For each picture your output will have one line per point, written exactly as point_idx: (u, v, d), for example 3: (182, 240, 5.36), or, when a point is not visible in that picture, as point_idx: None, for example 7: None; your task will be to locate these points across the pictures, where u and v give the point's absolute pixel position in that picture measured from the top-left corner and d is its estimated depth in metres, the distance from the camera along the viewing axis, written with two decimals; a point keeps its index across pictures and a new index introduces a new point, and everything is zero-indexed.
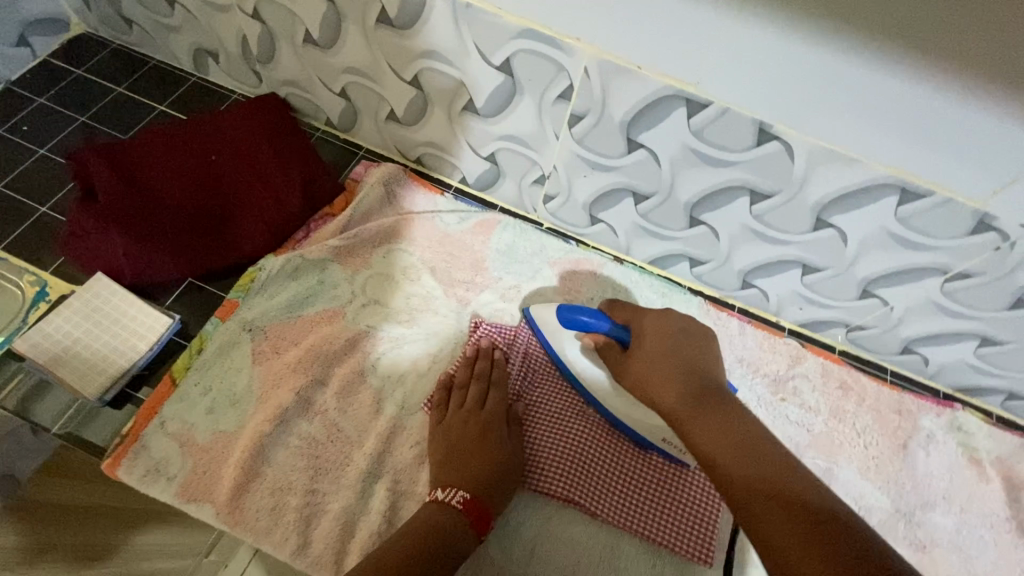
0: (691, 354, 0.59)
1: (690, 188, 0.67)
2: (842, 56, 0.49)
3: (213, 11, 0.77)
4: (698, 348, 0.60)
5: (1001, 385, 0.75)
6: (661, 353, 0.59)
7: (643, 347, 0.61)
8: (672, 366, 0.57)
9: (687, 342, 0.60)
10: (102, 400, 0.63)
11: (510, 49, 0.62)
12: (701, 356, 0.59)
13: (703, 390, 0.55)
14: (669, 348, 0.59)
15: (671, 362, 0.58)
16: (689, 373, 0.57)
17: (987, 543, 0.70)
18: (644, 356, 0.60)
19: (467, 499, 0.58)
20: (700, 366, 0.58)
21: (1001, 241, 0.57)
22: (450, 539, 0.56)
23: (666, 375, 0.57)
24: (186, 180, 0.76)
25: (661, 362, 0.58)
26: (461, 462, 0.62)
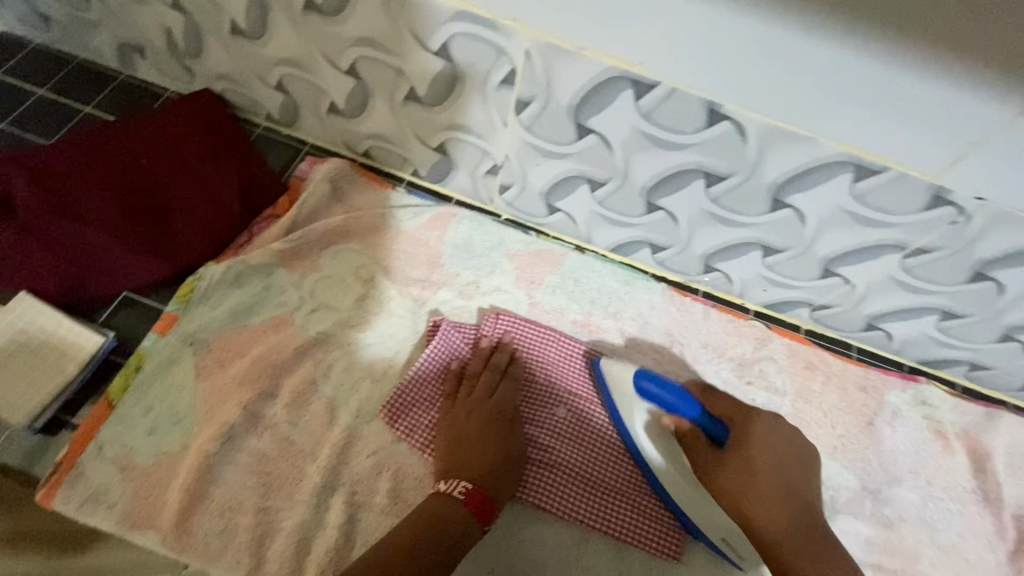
0: (795, 475, 0.60)
1: (645, 173, 0.64)
2: (789, 29, 0.47)
3: (132, 3, 0.72)
4: (793, 458, 0.61)
5: (964, 356, 0.75)
6: (765, 486, 0.58)
7: (752, 459, 0.60)
8: (779, 494, 0.59)
9: (792, 451, 0.62)
10: (32, 428, 0.59)
11: (446, 32, 0.58)
12: (795, 479, 0.60)
13: (806, 526, 0.57)
14: (773, 469, 0.60)
15: (771, 491, 0.58)
16: (790, 503, 0.58)
17: (953, 514, 0.70)
18: (748, 469, 0.59)
19: (469, 489, 0.58)
20: (803, 491, 0.60)
21: (957, 215, 0.56)
22: (450, 534, 0.55)
23: (772, 503, 0.58)
24: (115, 187, 0.70)
25: (774, 495, 0.58)
26: (461, 452, 0.62)
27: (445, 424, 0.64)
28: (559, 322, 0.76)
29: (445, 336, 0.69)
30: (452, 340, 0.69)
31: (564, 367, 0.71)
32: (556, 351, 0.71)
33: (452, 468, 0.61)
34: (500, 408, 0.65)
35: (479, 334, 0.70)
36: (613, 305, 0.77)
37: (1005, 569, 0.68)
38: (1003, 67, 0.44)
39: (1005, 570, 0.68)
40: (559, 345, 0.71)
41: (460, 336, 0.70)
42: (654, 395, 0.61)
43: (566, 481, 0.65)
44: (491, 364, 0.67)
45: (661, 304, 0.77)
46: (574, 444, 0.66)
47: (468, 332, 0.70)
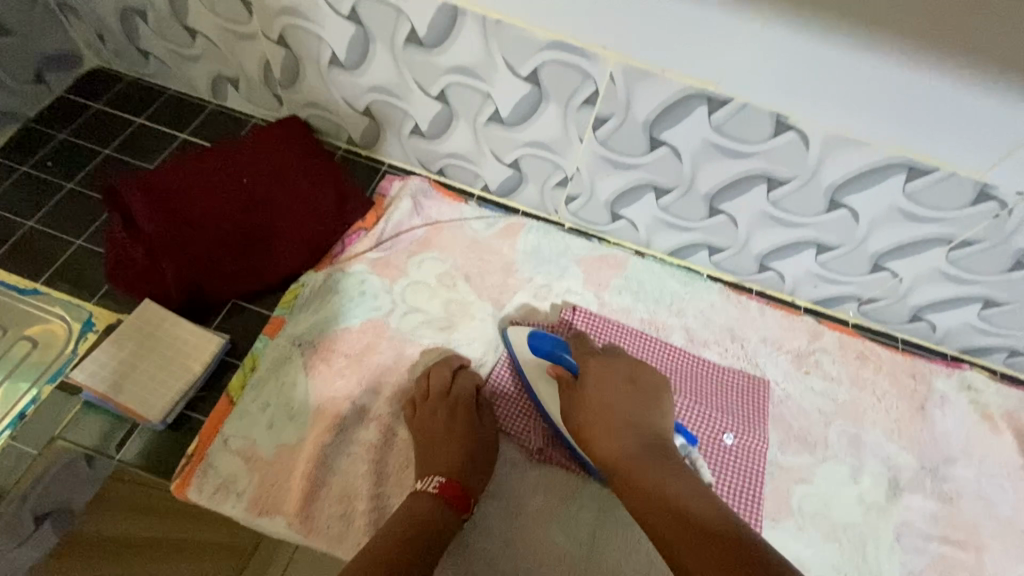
0: (639, 404, 0.63)
1: (710, 180, 0.72)
2: (856, 51, 0.54)
3: (236, 40, 0.79)
4: (645, 399, 0.64)
5: (1002, 343, 0.81)
6: (601, 406, 0.63)
7: (589, 390, 0.64)
8: (622, 419, 0.62)
9: (641, 391, 0.65)
10: (163, 424, 0.64)
11: (538, 60, 0.65)
12: (641, 410, 0.63)
13: (653, 445, 0.60)
14: (616, 405, 0.63)
15: (614, 414, 0.62)
16: (647, 434, 0.61)
17: (1006, 490, 0.75)
18: (603, 402, 0.63)
19: (443, 483, 0.61)
20: (645, 419, 0.62)
21: (999, 209, 0.63)
22: (441, 521, 0.59)
23: (608, 427, 0.61)
24: (222, 204, 0.76)
25: (629, 414, 0.62)
26: (431, 451, 0.65)
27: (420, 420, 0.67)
28: (626, 320, 0.82)
29: (525, 333, 0.76)
30: None
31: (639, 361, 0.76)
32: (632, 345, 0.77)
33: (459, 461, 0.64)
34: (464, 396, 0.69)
35: (555, 330, 0.77)
36: (675, 304, 0.83)
37: None
38: None
39: None
40: (634, 339, 0.78)
41: (538, 333, 0.77)
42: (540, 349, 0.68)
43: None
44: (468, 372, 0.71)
45: (719, 302, 0.83)
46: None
47: (545, 329, 0.77)
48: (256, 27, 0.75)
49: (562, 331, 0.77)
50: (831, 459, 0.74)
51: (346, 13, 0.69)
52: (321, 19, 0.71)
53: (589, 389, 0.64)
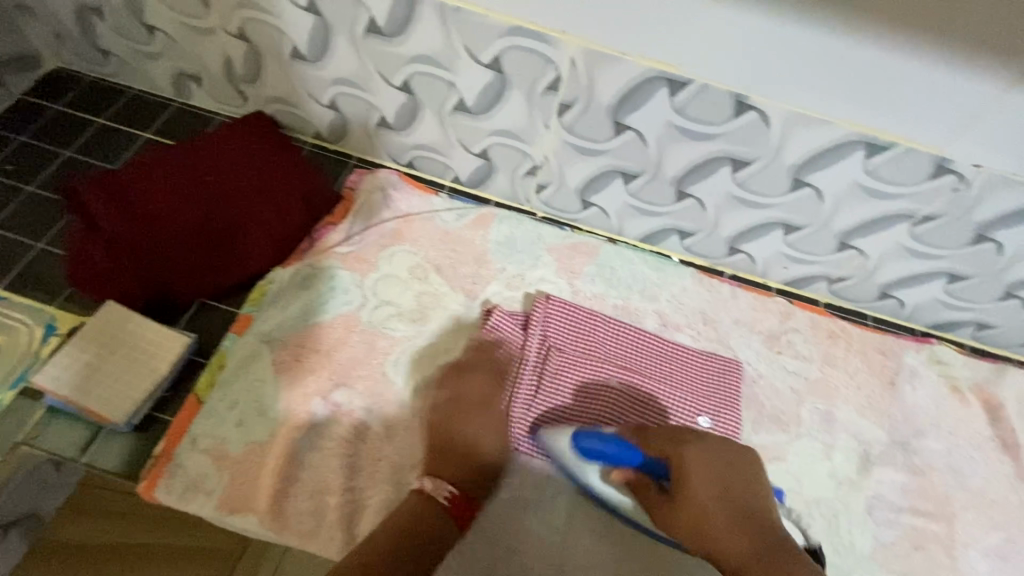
0: (741, 493, 0.55)
1: (676, 164, 0.72)
2: (810, 28, 0.54)
3: (195, 35, 0.78)
4: (744, 487, 0.56)
5: (969, 317, 0.82)
6: (711, 508, 0.54)
7: (686, 490, 0.55)
8: (732, 515, 0.53)
9: (736, 472, 0.56)
10: (129, 424, 0.63)
11: (499, 47, 0.65)
12: (747, 494, 0.55)
13: (775, 541, 0.51)
14: (719, 501, 0.54)
15: (728, 511, 0.53)
16: (767, 528, 0.52)
17: (976, 460, 0.77)
18: (701, 501, 0.54)
19: (453, 494, 0.61)
20: (755, 507, 0.54)
21: (958, 182, 0.63)
22: (434, 530, 0.59)
23: (726, 533, 0.52)
24: (186, 203, 0.74)
25: (738, 507, 0.54)
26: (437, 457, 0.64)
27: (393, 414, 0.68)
28: (600, 306, 0.82)
29: (498, 322, 0.75)
30: (506, 328, 0.75)
31: (615, 349, 0.76)
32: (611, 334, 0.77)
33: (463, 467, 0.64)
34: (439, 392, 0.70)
35: (529, 317, 0.76)
36: (648, 289, 0.84)
37: None
38: (995, 49, 0.52)
39: None
40: (607, 326, 0.77)
41: (512, 322, 0.76)
42: (599, 450, 0.57)
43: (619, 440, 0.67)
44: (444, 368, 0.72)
45: (692, 286, 0.84)
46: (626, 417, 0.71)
47: (519, 318, 0.76)
48: (215, 21, 0.74)
49: (535, 318, 0.75)
50: (804, 436, 0.75)
51: (304, 4, 0.68)
52: (280, 10, 0.70)
53: (689, 491, 0.55)
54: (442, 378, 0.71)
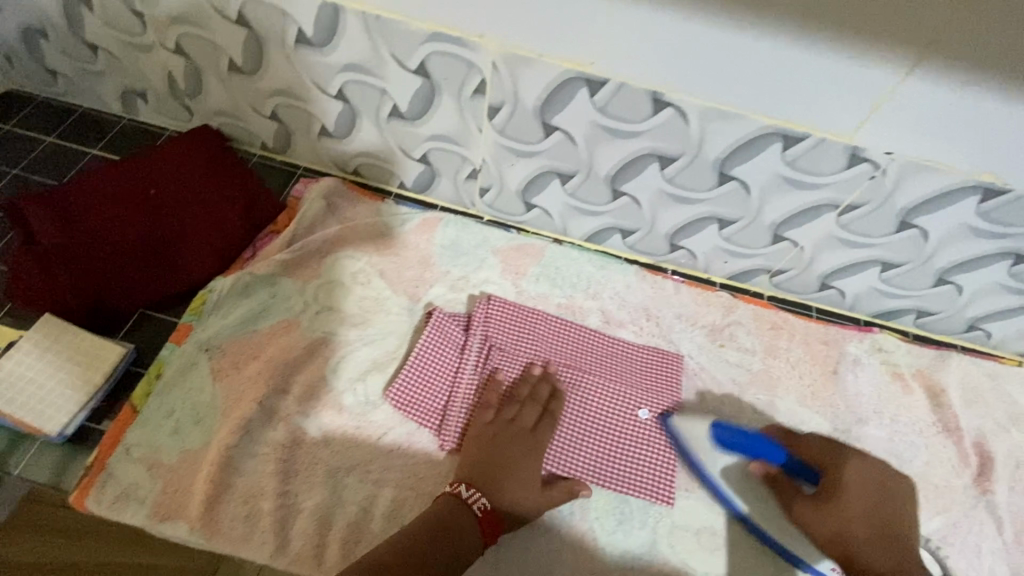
0: (891, 507, 0.65)
1: (607, 162, 0.73)
2: (714, 26, 0.56)
3: (136, 52, 0.79)
4: (886, 493, 0.66)
5: (909, 304, 0.83)
6: (860, 516, 0.64)
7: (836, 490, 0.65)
8: (866, 516, 0.64)
9: (885, 492, 0.66)
10: (62, 435, 0.63)
11: (423, 53, 0.67)
12: (907, 508, 0.66)
13: (887, 535, 0.63)
14: (861, 508, 0.65)
15: (874, 518, 0.64)
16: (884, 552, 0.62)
17: (918, 446, 0.77)
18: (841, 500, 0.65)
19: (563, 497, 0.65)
20: (890, 514, 0.65)
21: (874, 170, 0.65)
22: (450, 532, 0.60)
23: (864, 528, 0.64)
24: (127, 216, 0.75)
25: (889, 520, 0.64)
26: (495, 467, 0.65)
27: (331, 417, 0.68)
28: (544, 306, 0.83)
29: (439, 321, 0.75)
30: (447, 327, 0.75)
31: (552, 348, 0.77)
32: (546, 331, 0.78)
33: (491, 477, 0.64)
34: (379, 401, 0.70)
35: (470, 319, 0.77)
36: (592, 288, 0.85)
37: (971, 490, 0.75)
38: (888, 39, 0.53)
39: (972, 492, 0.75)
40: (548, 324, 0.78)
41: (454, 323, 0.76)
42: (731, 442, 0.66)
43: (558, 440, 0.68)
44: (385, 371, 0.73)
45: (635, 283, 0.85)
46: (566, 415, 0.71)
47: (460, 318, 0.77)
48: (152, 37, 0.76)
49: (478, 317, 0.76)
50: (745, 427, 0.76)
51: (233, 17, 0.69)
52: (211, 24, 0.71)
53: (842, 483, 0.66)
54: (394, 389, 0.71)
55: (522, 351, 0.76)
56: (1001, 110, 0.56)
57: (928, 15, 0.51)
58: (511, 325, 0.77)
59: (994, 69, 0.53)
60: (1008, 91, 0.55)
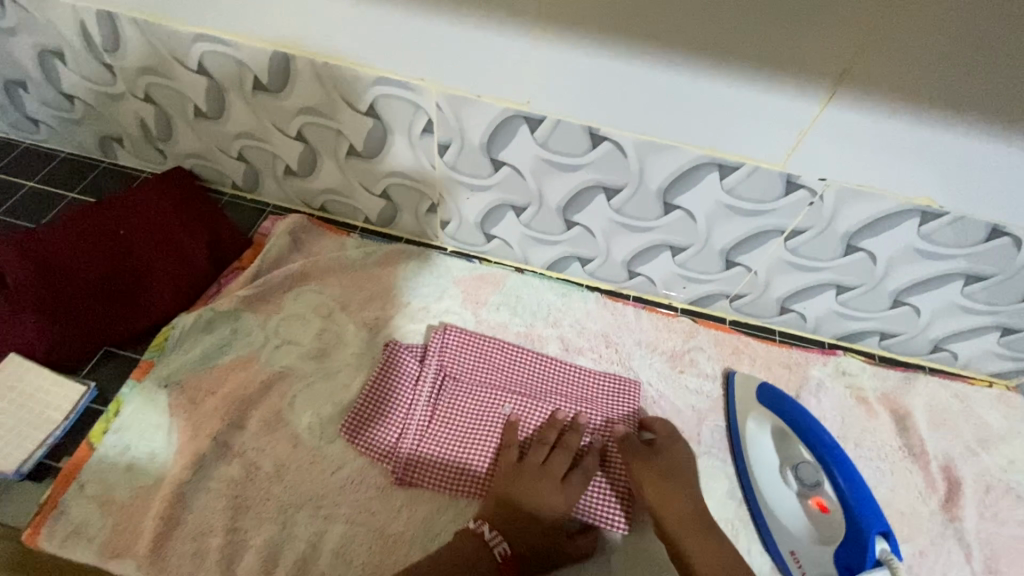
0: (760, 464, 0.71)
1: (556, 194, 0.75)
2: (638, 65, 0.58)
3: (109, 101, 0.83)
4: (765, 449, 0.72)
5: (871, 326, 0.83)
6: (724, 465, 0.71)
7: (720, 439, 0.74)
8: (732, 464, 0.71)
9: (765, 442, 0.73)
10: (19, 473, 0.65)
11: (372, 95, 0.70)
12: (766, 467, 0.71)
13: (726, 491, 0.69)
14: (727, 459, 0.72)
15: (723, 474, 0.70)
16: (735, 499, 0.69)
17: (884, 471, 0.76)
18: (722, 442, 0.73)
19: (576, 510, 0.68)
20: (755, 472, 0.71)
21: (812, 196, 0.66)
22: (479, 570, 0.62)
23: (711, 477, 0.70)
24: (94, 257, 0.78)
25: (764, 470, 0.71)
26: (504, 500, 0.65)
27: (282, 452, 0.69)
28: (504, 335, 0.84)
29: (394, 354, 0.76)
30: (401, 359, 0.76)
31: (507, 377, 0.77)
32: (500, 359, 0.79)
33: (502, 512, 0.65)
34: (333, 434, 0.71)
35: (426, 349, 0.77)
36: (553, 316, 0.85)
37: (938, 517, 0.73)
38: (803, 72, 0.55)
39: (939, 518, 0.73)
40: (505, 353, 0.79)
41: (409, 354, 0.77)
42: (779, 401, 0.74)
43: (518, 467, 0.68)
44: (340, 405, 0.73)
45: (595, 310, 0.86)
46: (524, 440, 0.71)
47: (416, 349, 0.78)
48: (123, 87, 0.80)
49: (432, 347, 0.77)
50: (704, 455, 0.75)
51: (194, 67, 0.73)
52: (175, 74, 0.75)
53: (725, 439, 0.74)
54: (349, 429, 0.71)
55: (477, 382, 0.76)
56: (924, 136, 0.57)
57: (836, 48, 0.52)
58: (465, 354, 0.78)
59: (910, 97, 0.55)
60: (928, 116, 0.56)
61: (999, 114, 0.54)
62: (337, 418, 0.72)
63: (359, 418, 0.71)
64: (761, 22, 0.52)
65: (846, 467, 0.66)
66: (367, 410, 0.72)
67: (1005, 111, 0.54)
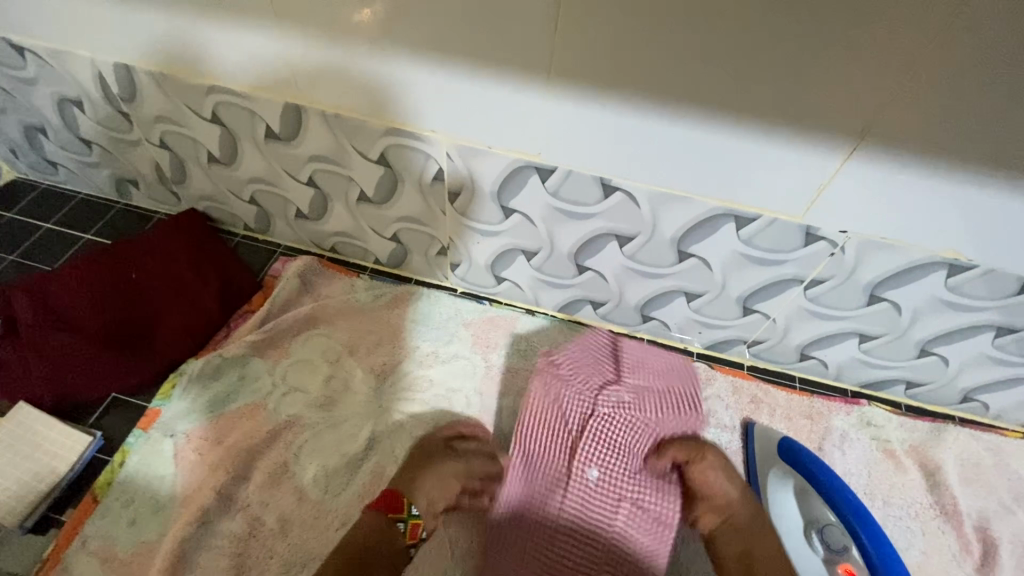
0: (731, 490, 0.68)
1: (567, 240, 0.74)
2: (650, 118, 0.57)
3: (125, 146, 0.85)
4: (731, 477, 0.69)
5: (897, 375, 0.79)
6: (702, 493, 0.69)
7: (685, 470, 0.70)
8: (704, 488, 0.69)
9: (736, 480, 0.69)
10: (22, 527, 0.64)
11: (382, 145, 0.69)
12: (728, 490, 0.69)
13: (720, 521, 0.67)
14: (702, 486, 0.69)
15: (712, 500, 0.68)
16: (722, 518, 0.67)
17: (914, 532, 0.72)
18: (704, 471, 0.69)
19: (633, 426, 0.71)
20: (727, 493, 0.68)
21: (832, 247, 0.64)
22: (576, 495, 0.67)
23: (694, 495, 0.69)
24: (105, 301, 0.78)
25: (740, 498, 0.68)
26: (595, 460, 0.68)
27: (285, 506, 0.67)
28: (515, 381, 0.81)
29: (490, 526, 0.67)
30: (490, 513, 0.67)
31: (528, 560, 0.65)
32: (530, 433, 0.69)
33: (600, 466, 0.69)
34: (339, 486, 0.69)
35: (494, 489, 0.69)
36: None
37: None
38: (822, 126, 0.53)
39: None
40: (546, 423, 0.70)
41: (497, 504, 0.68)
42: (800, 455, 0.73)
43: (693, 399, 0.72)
44: (347, 455, 0.72)
45: None
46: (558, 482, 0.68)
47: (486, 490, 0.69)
48: (139, 134, 0.81)
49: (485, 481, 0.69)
50: None
51: (208, 116, 0.74)
52: (189, 122, 0.76)
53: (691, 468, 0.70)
54: (355, 483, 0.70)
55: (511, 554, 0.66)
56: (950, 191, 0.55)
57: (856, 104, 0.51)
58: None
59: (935, 152, 0.53)
60: (954, 171, 0.54)
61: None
62: (343, 472, 0.70)
63: (369, 480, 0.70)
64: (776, 77, 0.51)
65: (866, 522, 0.67)
66: (378, 465, 0.72)
67: None
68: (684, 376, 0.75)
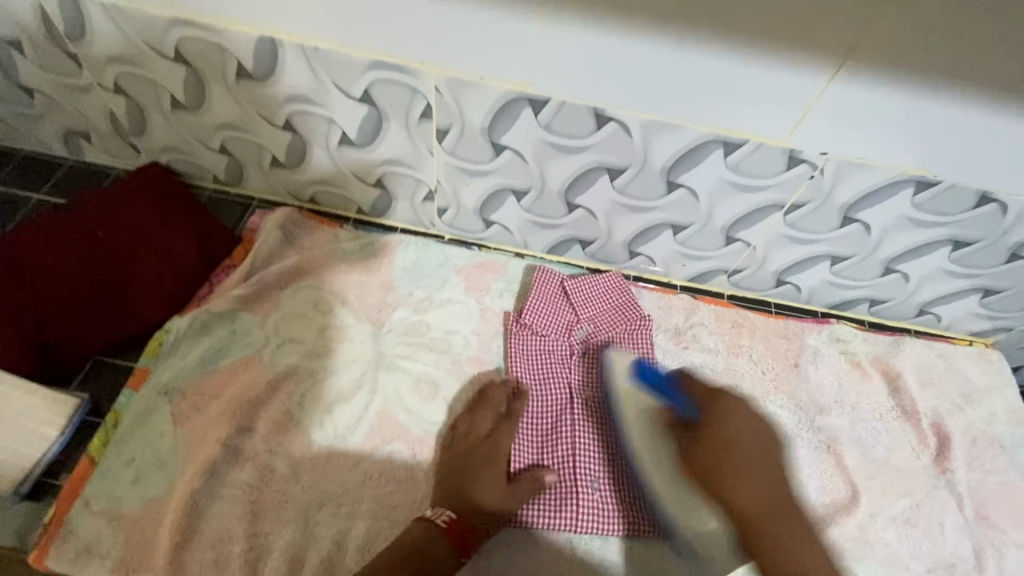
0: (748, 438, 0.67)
1: (559, 177, 0.74)
2: (646, 42, 0.57)
3: (75, 93, 0.78)
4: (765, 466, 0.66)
5: (863, 294, 0.86)
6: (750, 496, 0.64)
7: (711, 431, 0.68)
8: (751, 482, 0.64)
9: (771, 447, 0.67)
10: (17, 493, 0.62)
11: (366, 81, 0.67)
12: (764, 464, 0.66)
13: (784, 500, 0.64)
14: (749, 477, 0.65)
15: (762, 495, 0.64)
16: (773, 490, 0.64)
17: (879, 431, 0.80)
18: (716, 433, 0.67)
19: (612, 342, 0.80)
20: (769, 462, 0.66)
21: (813, 170, 0.67)
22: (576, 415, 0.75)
23: (739, 475, 0.65)
24: (74, 262, 0.73)
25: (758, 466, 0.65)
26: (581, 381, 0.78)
27: (294, 453, 0.68)
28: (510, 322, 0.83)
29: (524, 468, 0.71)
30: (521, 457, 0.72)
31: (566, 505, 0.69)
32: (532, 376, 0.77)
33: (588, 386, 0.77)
34: (347, 428, 0.70)
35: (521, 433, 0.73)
36: None
37: (931, 470, 0.78)
38: (810, 47, 0.55)
39: (931, 471, 0.78)
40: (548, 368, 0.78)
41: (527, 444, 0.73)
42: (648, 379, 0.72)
43: (638, 313, 0.82)
44: (351, 401, 0.72)
45: None
46: (557, 418, 0.75)
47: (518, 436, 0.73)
48: (90, 78, 0.74)
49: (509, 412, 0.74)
50: None
51: (171, 55, 0.69)
52: (149, 62, 0.70)
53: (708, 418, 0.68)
54: (363, 426, 0.70)
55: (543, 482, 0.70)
56: (923, 107, 0.59)
57: (844, 21, 0.53)
58: (605, 520, 0.69)
59: (911, 70, 0.56)
60: (926, 90, 0.57)
61: (993, 87, 0.56)
62: (348, 417, 0.71)
63: (376, 425, 0.71)
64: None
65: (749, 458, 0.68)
66: (384, 410, 0.72)
67: (1000, 84, 0.55)
68: (622, 297, 0.83)
